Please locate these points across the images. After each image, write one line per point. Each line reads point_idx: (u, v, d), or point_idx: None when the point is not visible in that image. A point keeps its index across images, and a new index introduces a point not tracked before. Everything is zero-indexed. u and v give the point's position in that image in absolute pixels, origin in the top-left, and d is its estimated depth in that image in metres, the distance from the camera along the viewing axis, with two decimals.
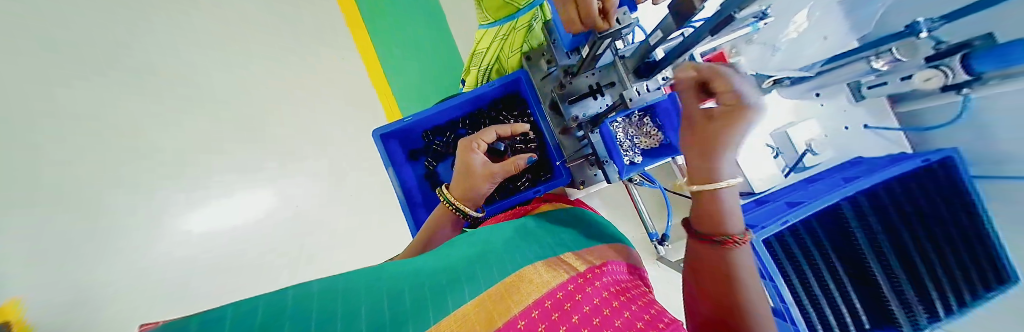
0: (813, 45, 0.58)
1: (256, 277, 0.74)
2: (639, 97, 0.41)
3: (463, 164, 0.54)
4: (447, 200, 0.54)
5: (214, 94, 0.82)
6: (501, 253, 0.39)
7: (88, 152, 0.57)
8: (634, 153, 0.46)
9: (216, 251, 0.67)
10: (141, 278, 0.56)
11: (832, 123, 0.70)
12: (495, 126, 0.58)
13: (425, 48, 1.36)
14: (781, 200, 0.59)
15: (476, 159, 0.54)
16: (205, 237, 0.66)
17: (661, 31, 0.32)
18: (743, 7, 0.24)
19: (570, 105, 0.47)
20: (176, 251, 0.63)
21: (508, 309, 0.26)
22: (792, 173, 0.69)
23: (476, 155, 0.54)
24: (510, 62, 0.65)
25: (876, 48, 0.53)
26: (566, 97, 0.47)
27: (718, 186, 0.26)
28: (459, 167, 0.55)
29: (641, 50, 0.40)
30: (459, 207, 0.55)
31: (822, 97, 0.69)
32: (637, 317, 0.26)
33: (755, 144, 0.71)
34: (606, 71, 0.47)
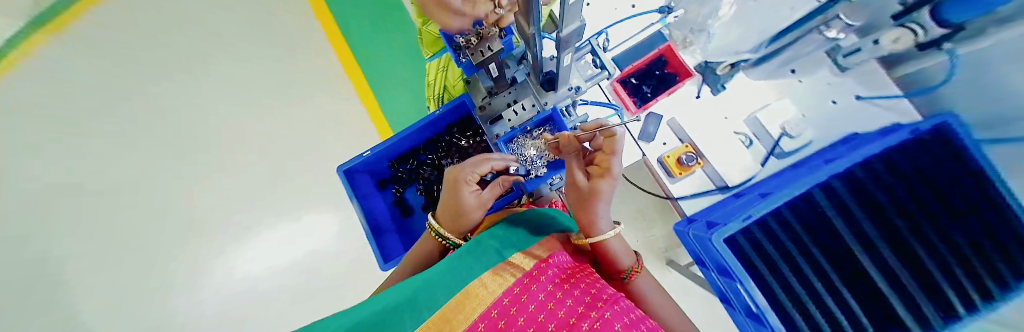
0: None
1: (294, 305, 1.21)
2: (516, 117, 0.57)
3: (455, 201, 0.52)
4: (435, 233, 0.54)
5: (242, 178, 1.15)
6: (448, 272, 0.39)
7: None
8: (537, 166, 0.61)
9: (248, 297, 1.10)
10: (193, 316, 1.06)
11: (812, 98, 0.64)
12: (489, 155, 0.54)
13: (409, 71, 1.38)
14: (755, 192, 0.57)
15: (470, 195, 0.52)
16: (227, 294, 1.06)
17: (538, 46, 0.40)
18: (567, 25, 0.30)
19: (491, 124, 0.59)
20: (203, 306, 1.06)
21: (465, 320, 0.31)
22: (771, 159, 0.64)
23: (468, 190, 0.51)
24: (456, 90, 0.71)
25: (820, 16, 0.56)
26: (487, 118, 0.59)
27: (605, 192, 0.46)
28: (450, 204, 0.53)
29: (536, 62, 0.48)
30: (450, 240, 0.55)
31: (798, 74, 0.66)
32: (578, 301, 0.32)
33: (720, 132, 0.68)
34: (519, 89, 0.59)
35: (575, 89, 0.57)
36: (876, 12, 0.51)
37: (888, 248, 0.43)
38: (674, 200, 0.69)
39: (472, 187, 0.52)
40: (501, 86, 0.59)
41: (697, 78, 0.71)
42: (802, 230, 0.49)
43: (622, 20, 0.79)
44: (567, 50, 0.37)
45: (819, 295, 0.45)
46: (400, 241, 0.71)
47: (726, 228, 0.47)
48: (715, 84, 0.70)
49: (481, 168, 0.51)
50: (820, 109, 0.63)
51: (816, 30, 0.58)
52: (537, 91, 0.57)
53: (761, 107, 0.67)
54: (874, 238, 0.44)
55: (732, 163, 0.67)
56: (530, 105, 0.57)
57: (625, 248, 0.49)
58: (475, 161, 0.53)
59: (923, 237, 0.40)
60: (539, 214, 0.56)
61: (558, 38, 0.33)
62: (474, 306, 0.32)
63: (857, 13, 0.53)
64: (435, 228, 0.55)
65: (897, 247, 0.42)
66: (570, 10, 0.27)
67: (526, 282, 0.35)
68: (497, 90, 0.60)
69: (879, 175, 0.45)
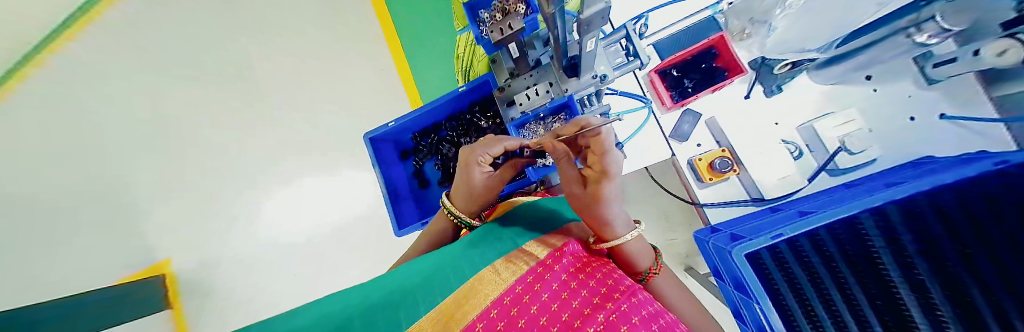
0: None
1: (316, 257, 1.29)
2: (527, 102, 0.54)
3: (466, 177, 0.53)
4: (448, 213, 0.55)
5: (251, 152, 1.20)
6: (459, 260, 0.39)
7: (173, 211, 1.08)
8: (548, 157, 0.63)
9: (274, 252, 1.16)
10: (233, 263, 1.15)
11: (886, 111, 0.57)
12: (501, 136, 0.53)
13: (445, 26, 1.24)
14: (794, 209, 0.52)
15: (483, 175, 0.53)
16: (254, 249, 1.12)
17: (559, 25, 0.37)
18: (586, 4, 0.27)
19: (507, 107, 0.58)
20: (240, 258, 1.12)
21: (478, 304, 0.30)
22: (822, 174, 0.58)
23: (480, 171, 0.52)
24: (479, 66, 0.71)
25: (910, 16, 0.47)
26: (505, 100, 0.58)
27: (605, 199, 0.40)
28: (461, 181, 0.54)
29: (558, 45, 0.44)
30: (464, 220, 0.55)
31: (874, 81, 0.58)
32: (593, 291, 0.32)
33: (767, 140, 0.62)
34: (542, 72, 0.56)
35: (600, 76, 0.53)
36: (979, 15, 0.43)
37: (940, 288, 0.39)
38: (699, 207, 0.65)
39: (483, 167, 0.52)
40: (523, 67, 0.57)
41: (748, 76, 0.63)
42: (842, 259, 0.46)
43: (667, 3, 0.71)
44: (589, 33, 0.35)
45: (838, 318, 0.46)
46: (416, 209, 0.74)
47: (750, 243, 0.44)
48: (769, 84, 0.63)
49: (493, 148, 0.51)
50: (891, 124, 0.56)
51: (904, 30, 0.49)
52: (559, 77, 0.54)
53: (820, 116, 0.60)
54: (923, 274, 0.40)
55: (775, 173, 0.61)
56: (542, 93, 0.54)
57: (643, 248, 0.45)
58: (487, 141, 0.52)
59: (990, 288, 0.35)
60: (554, 203, 0.57)
61: (579, 22, 0.32)
62: (487, 292, 0.31)
63: (957, 17, 0.44)
64: (449, 208, 0.56)
65: (950, 286, 0.38)
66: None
67: (540, 271, 0.34)
68: (518, 72, 0.58)
69: (945, 212, 0.38)
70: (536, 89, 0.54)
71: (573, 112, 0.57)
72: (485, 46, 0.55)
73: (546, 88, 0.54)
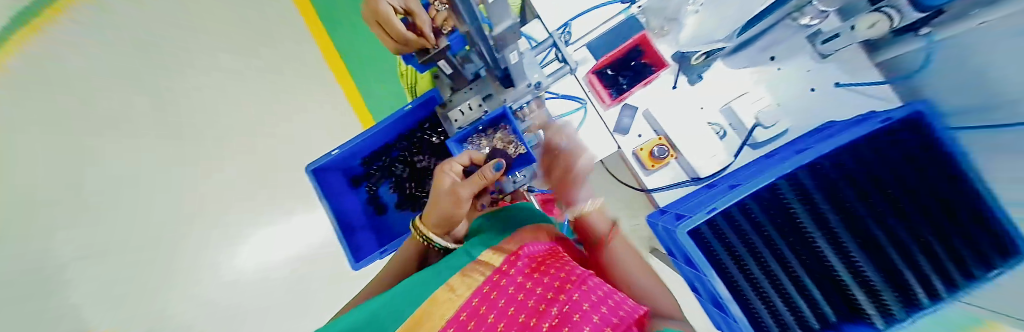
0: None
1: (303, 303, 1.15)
2: (461, 118, 0.58)
3: (434, 198, 0.51)
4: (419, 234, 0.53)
5: None
6: (410, 286, 0.36)
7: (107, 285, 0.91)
8: None
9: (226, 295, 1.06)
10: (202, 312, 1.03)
11: (788, 87, 0.65)
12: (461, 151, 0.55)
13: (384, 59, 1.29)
14: (725, 184, 0.58)
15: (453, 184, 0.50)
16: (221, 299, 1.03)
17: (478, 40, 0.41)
18: None
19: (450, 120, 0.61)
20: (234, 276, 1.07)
21: (433, 327, 0.29)
22: (745, 148, 0.64)
23: (450, 177, 0.50)
24: (422, 83, 0.72)
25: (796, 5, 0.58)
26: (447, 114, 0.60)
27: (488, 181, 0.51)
28: (437, 203, 0.51)
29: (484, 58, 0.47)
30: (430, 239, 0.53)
31: (777, 61, 0.66)
32: (548, 286, 0.32)
33: (694, 122, 0.68)
34: (480, 85, 0.59)
35: (534, 84, 0.56)
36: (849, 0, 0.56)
37: (847, 232, 0.44)
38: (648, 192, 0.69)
39: (453, 174, 0.51)
40: (460, 82, 0.60)
41: (673, 68, 0.70)
42: (772, 229, 0.49)
43: (588, 10, 0.76)
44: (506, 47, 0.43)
45: (778, 281, 0.47)
46: (374, 237, 0.72)
47: (690, 220, 0.50)
48: (690, 75, 0.69)
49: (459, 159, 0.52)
50: (797, 97, 0.64)
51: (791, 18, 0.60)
52: (497, 88, 0.58)
53: (737, 97, 0.67)
54: (835, 224, 0.45)
55: (705, 153, 0.67)
56: (475, 107, 0.58)
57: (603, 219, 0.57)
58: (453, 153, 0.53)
59: (888, 226, 0.42)
60: (511, 210, 0.57)
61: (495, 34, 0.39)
62: (442, 313, 0.30)
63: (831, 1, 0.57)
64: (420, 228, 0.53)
65: (856, 231, 0.44)
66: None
67: (495, 278, 0.33)
68: (458, 87, 0.62)
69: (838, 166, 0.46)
70: (470, 104, 0.58)
71: (512, 122, 0.59)
72: (418, 67, 0.58)
73: (479, 101, 0.58)
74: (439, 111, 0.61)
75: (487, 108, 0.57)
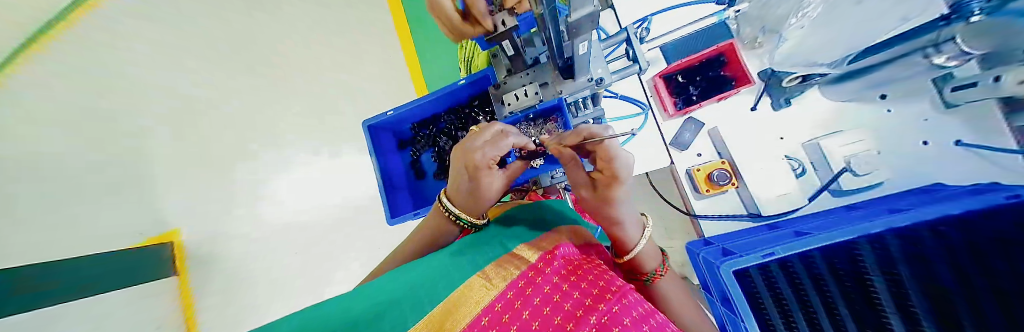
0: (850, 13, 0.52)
1: (335, 265, 0.97)
2: (515, 102, 0.55)
3: (473, 184, 0.48)
4: (447, 211, 0.50)
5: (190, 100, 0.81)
6: (444, 267, 0.35)
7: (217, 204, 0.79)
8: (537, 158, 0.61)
9: (274, 242, 0.87)
10: (264, 268, 0.83)
11: (893, 136, 0.56)
12: (503, 131, 0.47)
13: None
14: (791, 229, 0.51)
15: (490, 179, 0.48)
16: (275, 247, 0.87)
17: (557, 26, 0.37)
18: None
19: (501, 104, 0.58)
20: (291, 228, 0.90)
21: (468, 313, 0.26)
22: (824, 194, 0.58)
23: (489, 173, 0.47)
24: (478, 61, 0.72)
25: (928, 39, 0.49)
26: (500, 95, 0.58)
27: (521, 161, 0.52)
28: (466, 183, 0.48)
29: (554, 45, 0.44)
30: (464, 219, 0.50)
31: (888, 101, 0.56)
32: (585, 293, 0.29)
33: (767, 154, 0.61)
34: (537, 72, 0.56)
35: (596, 80, 0.52)
36: (1003, 40, 0.42)
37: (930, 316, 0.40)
38: (694, 218, 0.64)
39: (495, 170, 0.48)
40: (518, 66, 0.57)
41: (755, 88, 0.64)
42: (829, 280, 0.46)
43: (672, 8, 0.72)
44: (579, 36, 0.37)
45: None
46: (410, 200, 0.75)
47: (740, 260, 0.43)
48: (776, 97, 0.62)
49: (503, 148, 0.46)
50: (901, 147, 0.55)
51: (922, 52, 0.50)
52: (555, 77, 0.54)
53: (827, 134, 0.60)
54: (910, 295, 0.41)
55: (773, 189, 0.60)
56: (530, 94, 0.55)
57: (652, 249, 0.46)
58: (493, 141, 0.45)
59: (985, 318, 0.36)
60: (547, 205, 0.56)
61: (568, 23, 0.34)
62: (478, 299, 0.27)
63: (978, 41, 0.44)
64: (452, 211, 0.49)
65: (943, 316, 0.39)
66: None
67: (531, 275, 0.31)
68: (514, 70, 0.59)
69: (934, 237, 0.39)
70: (526, 90, 0.55)
71: (563, 116, 0.56)
72: (480, 43, 0.55)
73: (535, 89, 0.54)
74: (491, 92, 0.59)
75: (542, 98, 0.54)
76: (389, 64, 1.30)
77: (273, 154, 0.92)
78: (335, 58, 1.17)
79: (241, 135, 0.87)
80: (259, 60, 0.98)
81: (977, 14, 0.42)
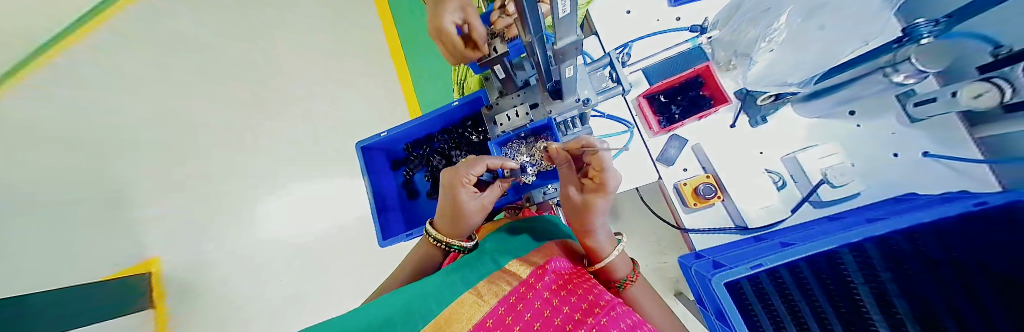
0: (811, 38, 0.59)
1: (324, 289, 0.94)
2: (507, 122, 0.57)
3: (454, 207, 0.50)
4: (432, 238, 0.52)
5: (182, 124, 0.81)
6: (437, 285, 0.35)
7: (204, 229, 0.77)
8: (528, 175, 0.62)
9: (262, 268, 0.84)
10: (249, 295, 0.80)
11: (864, 149, 0.59)
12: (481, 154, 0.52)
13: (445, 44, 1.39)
14: (776, 240, 0.53)
15: (469, 200, 0.50)
16: (262, 273, 0.84)
17: (550, 53, 0.40)
18: (555, 30, 0.31)
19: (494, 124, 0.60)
20: (281, 252, 0.88)
21: (459, 330, 0.26)
22: (805, 206, 0.60)
23: (467, 193, 0.50)
24: (471, 83, 0.75)
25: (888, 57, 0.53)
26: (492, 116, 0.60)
27: (501, 186, 0.53)
28: (448, 209, 0.51)
29: (543, 70, 0.47)
30: (448, 245, 0.51)
31: (857, 117, 0.60)
32: (575, 307, 0.30)
33: (749, 168, 0.64)
34: (528, 93, 0.59)
35: (583, 100, 0.55)
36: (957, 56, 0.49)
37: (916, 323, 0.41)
38: (684, 232, 0.65)
39: (472, 188, 0.50)
40: (509, 88, 0.61)
41: (733, 105, 0.67)
42: (817, 288, 0.48)
43: (652, 34, 0.76)
44: (565, 61, 0.40)
45: None
46: (403, 220, 0.75)
47: (729, 271, 0.44)
48: (753, 115, 0.65)
49: (475, 167, 0.50)
50: (874, 160, 0.58)
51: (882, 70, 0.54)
52: (544, 98, 0.57)
53: (802, 148, 0.63)
54: (893, 298, 0.43)
55: (757, 201, 0.62)
56: (521, 114, 0.57)
57: (625, 257, 0.47)
58: (468, 161, 0.51)
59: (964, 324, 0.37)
60: (540, 220, 0.57)
61: (555, 50, 0.36)
62: (469, 315, 0.28)
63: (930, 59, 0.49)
64: (433, 234, 0.52)
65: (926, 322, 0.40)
66: (563, 23, 0.30)
67: (522, 290, 0.32)
68: (506, 92, 0.62)
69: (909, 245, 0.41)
70: (517, 111, 0.58)
71: (554, 134, 0.58)
72: (472, 67, 0.58)
73: (526, 110, 0.57)
74: (484, 113, 0.61)
75: (534, 118, 0.57)
76: (383, 88, 1.34)
77: (264, 178, 0.91)
78: (330, 82, 1.19)
79: (233, 159, 0.87)
80: (254, 84, 1.00)
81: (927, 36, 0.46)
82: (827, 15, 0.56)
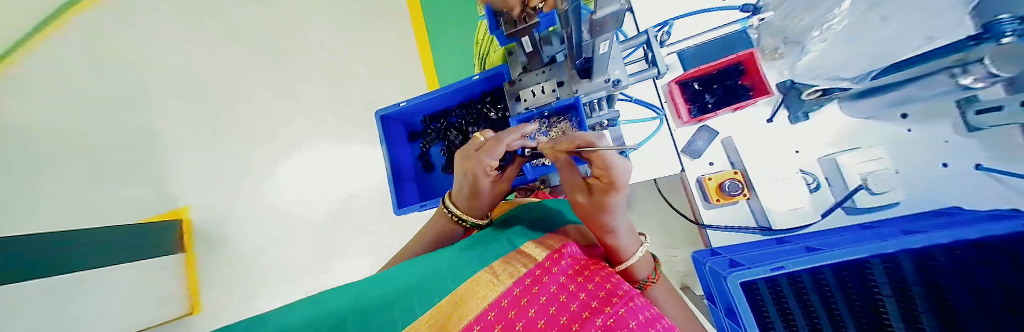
0: (874, 28, 0.56)
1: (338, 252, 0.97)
2: (532, 98, 0.55)
3: (473, 187, 0.49)
4: (449, 212, 0.52)
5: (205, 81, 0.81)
6: (452, 261, 0.35)
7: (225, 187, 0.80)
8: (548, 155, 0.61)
9: None
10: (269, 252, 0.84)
11: (910, 156, 0.55)
12: (500, 132, 0.43)
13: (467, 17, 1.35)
14: (800, 244, 0.51)
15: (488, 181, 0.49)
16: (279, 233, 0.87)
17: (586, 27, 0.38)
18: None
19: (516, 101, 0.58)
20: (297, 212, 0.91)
21: (475, 307, 0.26)
22: (838, 210, 0.57)
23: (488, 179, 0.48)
24: (493, 57, 0.72)
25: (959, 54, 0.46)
26: (515, 92, 0.58)
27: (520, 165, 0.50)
28: (467, 189, 0.50)
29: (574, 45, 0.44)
30: (463, 218, 0.52)
31: (910, 120, 0.56)
32: (591, 295, 0.29)
33: (783, 168, 0.61)
34: (554, 70, 0.56)
35: (613, 81, 0.52)
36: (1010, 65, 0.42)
37: None
38: (702, 227, 0.63)
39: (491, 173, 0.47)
40: (534, 64, 0.58)
41: (773, 99, 0.62)
42: (837, 294, 0.46)
43: (696, 12, 0.71)
44: (600, 35, 0.37)
45: None
46: (418, 192, 0.75)
47: (748, 271, 0.43)
48: (794, 110, 0.61)
49: (496, 154, 0.43)
50: (921, 168, 0.54)
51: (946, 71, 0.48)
52: (571, 76, 0.54)
53: (843, 150, 0.59)
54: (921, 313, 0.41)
55: (784, 202, 0.60)
56: (547, 91, 0.55)
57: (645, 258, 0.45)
58: (489, 146, 0.43)
59: None
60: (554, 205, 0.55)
61: (593, 20, 0.33)
62: (484, 293, 0.28)
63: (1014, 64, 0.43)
64: (453, 210, 0.52)
65: None
66: None
67: (538, 273, 0.31)
68: (531, 68, 0.59)
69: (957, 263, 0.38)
70: (542, 87, 0.55)
71: (580, 115, 0.55)
72: (498, 38, 0.55)
73: (552, 87, 0.54)
74: (506, 88, 0.59)
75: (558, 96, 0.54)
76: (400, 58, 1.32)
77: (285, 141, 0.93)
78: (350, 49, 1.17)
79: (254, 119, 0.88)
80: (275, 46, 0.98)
81: (1009, 35, 0.41)
82: (887, 5, 0.55)
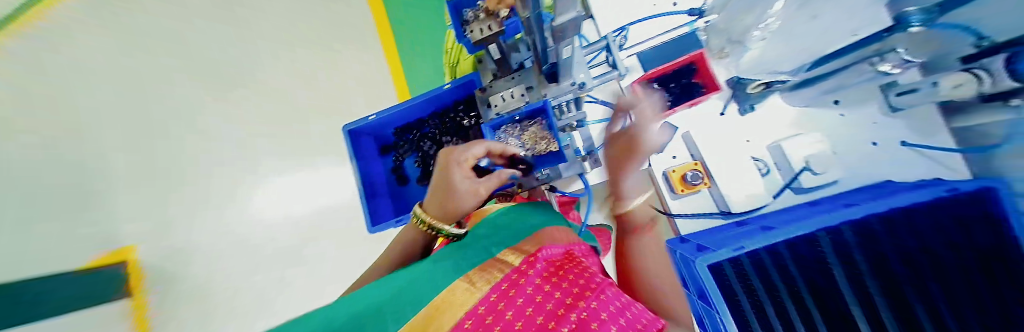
0: (802, 25, 0.61)
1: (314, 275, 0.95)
2: (501, 103, 0.57)
3: (445, 187, 0.48)
4: (418, 222, 0.51)
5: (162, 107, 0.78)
6: (431, 273, 0.35)
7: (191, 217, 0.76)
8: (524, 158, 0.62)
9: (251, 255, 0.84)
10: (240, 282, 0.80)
11: (844, 138, 0.62)
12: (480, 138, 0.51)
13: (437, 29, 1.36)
14: (757, 224, 0.55)
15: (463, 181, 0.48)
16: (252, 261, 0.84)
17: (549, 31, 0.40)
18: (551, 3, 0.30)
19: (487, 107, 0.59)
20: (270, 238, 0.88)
21: (452, 317, 0.27)
22: (787, 192, 0.63)
23: (463, 174, 0.48)
24: (464, 66, 0.74)
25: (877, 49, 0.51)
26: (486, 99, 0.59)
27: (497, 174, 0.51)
28: (439, 190, 0.49)
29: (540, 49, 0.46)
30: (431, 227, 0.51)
31: (841, 106, 0.62)
32: (566, 292, 0.31)
33: (737, 156, 0.66)
34: (522, 76, 0.58)
35: (579, 84, 0.55)
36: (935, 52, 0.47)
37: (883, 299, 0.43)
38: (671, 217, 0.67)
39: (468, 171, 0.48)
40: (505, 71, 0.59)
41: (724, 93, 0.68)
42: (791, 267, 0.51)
43: (650, 17, 0.76)
44: (563, 40, 0.39)
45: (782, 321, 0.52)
46: (392, 205, 0.75)
47: (713, 254, 0.47)
48: (743, 103, 0.66)
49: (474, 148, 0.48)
50: (854, 149, 0.61)
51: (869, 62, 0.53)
52: (539, 81, 0.56)
53: (789, 136, 0.64)
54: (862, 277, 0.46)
55: (740, 189, 0.65)
56: (516, 95, 0.56)
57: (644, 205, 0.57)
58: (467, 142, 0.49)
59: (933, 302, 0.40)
60: (530, 208, 0.57)
61: (553, 27, 0.35)
62: (462, 302, 0.29)
63: (920, 49, 0.49)
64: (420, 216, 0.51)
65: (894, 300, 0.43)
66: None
67: (514, 277, 0.33)
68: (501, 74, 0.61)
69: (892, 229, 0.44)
70: (512, 92, 0.57)
71: (550, 117, 0.55)
72: (466, 46, 0.56)
73: (522, 92, 0.56)
74: (477, 95, 0.61)
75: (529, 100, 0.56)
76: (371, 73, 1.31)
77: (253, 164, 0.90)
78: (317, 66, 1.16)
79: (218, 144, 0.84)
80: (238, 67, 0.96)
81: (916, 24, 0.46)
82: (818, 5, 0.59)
